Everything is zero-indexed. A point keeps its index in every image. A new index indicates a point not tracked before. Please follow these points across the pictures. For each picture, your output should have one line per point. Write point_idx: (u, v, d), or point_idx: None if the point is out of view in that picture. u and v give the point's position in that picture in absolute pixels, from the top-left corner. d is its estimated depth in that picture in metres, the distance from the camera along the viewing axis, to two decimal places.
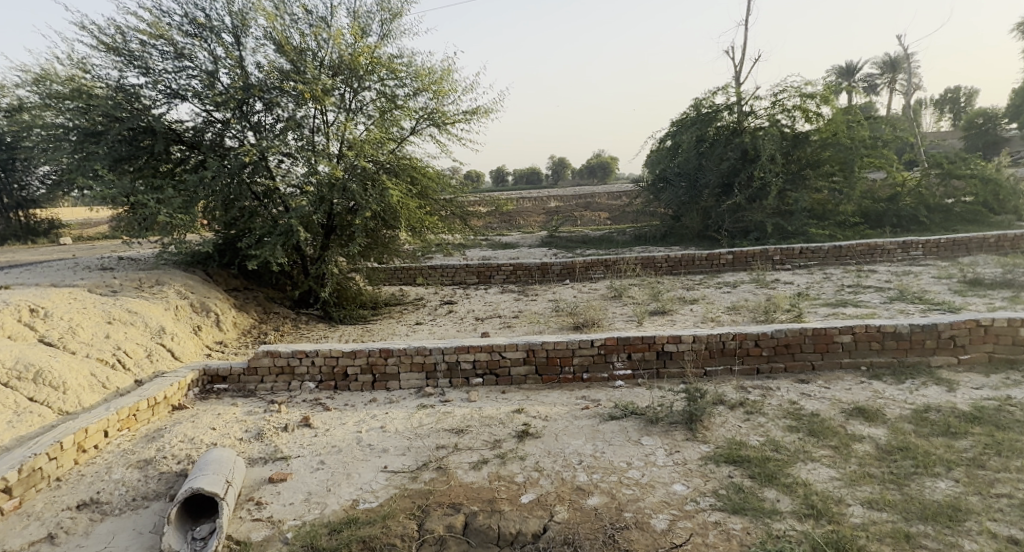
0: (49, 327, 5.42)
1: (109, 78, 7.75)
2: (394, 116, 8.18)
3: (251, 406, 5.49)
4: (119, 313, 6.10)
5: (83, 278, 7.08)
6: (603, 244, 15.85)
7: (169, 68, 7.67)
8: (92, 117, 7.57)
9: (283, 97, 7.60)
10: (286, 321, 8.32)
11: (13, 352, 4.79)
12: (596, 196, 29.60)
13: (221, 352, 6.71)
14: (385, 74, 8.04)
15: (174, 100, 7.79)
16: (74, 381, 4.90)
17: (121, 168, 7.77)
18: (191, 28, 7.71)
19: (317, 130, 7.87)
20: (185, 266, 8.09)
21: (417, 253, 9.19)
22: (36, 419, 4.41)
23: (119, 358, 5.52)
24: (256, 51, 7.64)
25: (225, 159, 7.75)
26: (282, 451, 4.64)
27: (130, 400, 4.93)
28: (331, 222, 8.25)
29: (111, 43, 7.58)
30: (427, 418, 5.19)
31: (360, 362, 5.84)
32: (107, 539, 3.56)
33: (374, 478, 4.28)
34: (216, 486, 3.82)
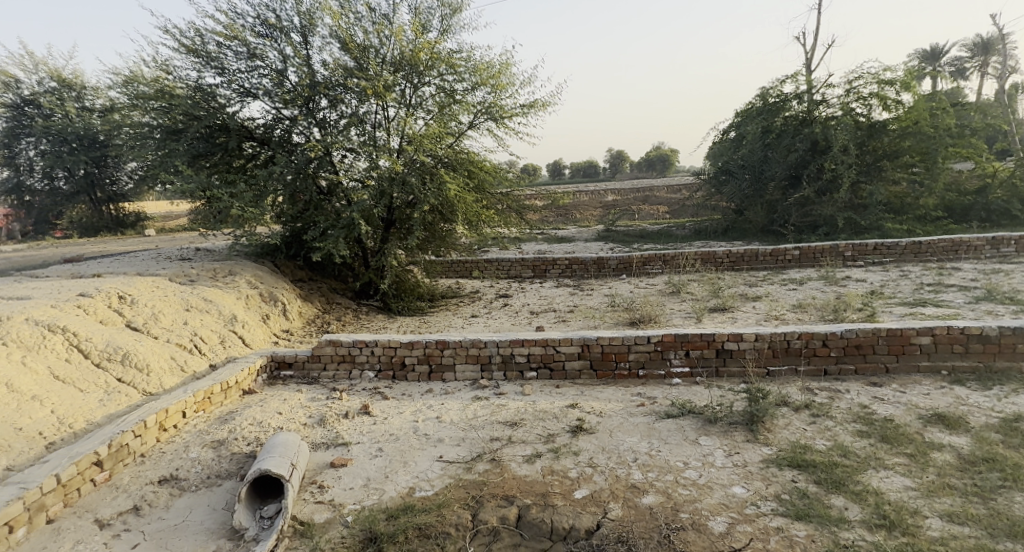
0: (135, 313, 5.77)
1: (188, 79, 8.16)
2: (453, 111, 8.22)
3: (315, 392, 5.69)
4: (196, 301, 6.45)
5: (165, 267, 7.52)
6: (661, 239, 15.55)
7: (243, 67, 8.03)
8: (174, 115, 8.02)
9: (347, 94, 7.81)
10: (348, 312, 8.58)
11: (104, 335, 5.17)
12: (656, 188, 29.02)
13: (288, 340, 7.00)
14: (445, 69, 8.13)
15: (246, 98, 8.14)
16: (157, 364, 5.21)
17: (199, 164, 8.19)
18: (264, 29, 8.03)
19: (378, 126, 8.05)
20: (256, 257, 8.46)
21: (473, 246, 9.26)
22: (123, 398, 4.72)
23: (196, 344, 5.83)
24: (323, 50, 7.87)
25: (294, 156, 8.07)
26: (343, 437, 4.81)
27: (205, 383, 5.22)
28: (391, 215, 8.41)
29: (190, 45, 7.99)
30: (482, 409, 5.23)
31: (417, 353, 5.95)
32: (184, 514, 3.89)
33: (430, 468, 4.40)
34: (281, 468, 4.07)
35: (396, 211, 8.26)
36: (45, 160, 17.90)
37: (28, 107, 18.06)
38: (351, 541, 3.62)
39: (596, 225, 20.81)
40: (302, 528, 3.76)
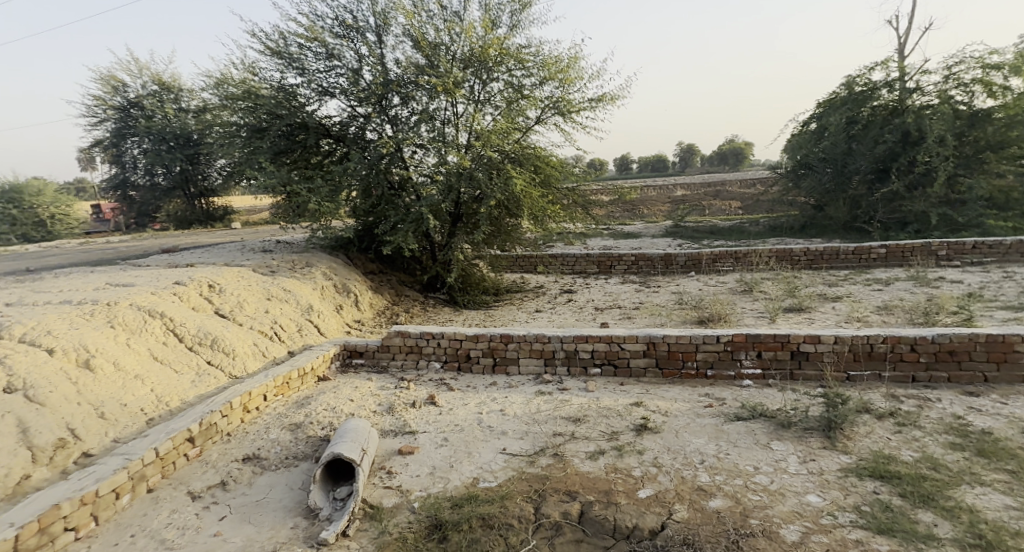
0: (222, 301, 6.15)
1: (272, 80, 8.59)
2: (520, 106, 8.27)
3: (384, 381, 5.88)
4: (277, 291, 6.81)
5: (249, 258, 7.98)
6: (733, 235, 15.04)
7: (322, 67, 8.37)
8: (260, 115, 8.47)
9: (418, 91, 8.00)
10: (416, 304, 8.82)
11: (195, 321, 5.54)
12: (728, 183, 28.04)
13: (360, 330, 7.27)
14: (513, 64, 8.16)
15: (324, 97, 8.48)
16: (241, 349, 5.55)
17: (280, 161, 8.62)
18: (341, 30, 8.34)
19: (447, 122, 8.20)
20: (331, 250, 8.83)
21: (538, 241, 9.30)
22: (212, 380, 5.05)
23: (276, 331, 6.16)
24: (396, 48, 8.09)
25: (367, 152, 8.34)
26: (410, 426, 4.95)
27: (284, 369, 5.50)
28: (458, 210, 8.56)
29: (274, 47, 8.40)
30: (545, 404, 5.25)
31: (482, 346, 6.03)
32: (265, 491, 4.13)
33: (493, 459, 4.46)
34: (353, 453, 4.24)
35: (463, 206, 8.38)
36: (147, 158, 19.28)
37: (133, 109, 19.43)
38: (417, 526, 3.72)
39: (662, 220, 20.35)
40: (372, 511, 3.91)
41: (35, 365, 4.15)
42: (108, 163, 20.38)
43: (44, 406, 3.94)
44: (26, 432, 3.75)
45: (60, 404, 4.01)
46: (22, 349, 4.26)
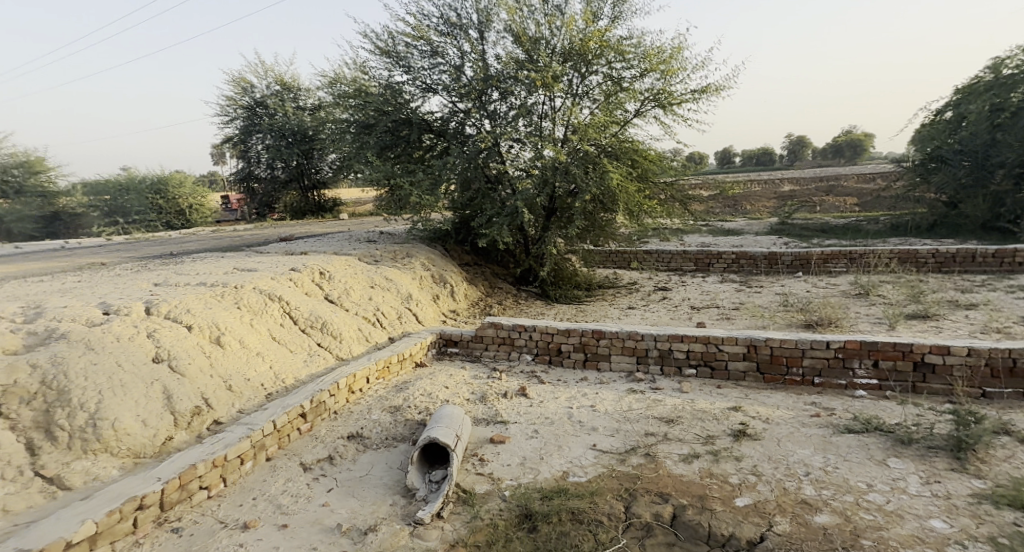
0: (332, 287, 6.56)
1: (381, 78, 9.04)
2: (619, 99, 8.15)
3: (477, 370, 6.04)
4: (380, 279, 7.17)
5: (356, 248, 8.47)
6: (846, 234, 14.03)
7: (426, 65, 8.69)
8: (369, 111, 8.95)
9: (517, 86, 8.09)
10: (509, 297, 8.97)
11: (308, 306, 5.96)
12: (843, 179, 26.15)
13: (455, 320, 7.51)
14: (613, 56, 8.03)
15: (427, 93, 8.81)
16: (347, 333, 5.90)
17: (385, 155, 9.06)
18: (445, 28, 8.62)
19: (545, 117, 8.24)
20: (429, 241, 9.19)
21: (631, 237, 9.15)
22: (322, 361, 5.41)
23: (378, 318, 6.49)
24: (497, 44, 8.24)
25: (466, 146, 8.58)
26: (502, 416, 5.04)
27: (385, 353, 5.78)
28: (553, 204, 8.59)
29: (384, 47, 8.83)
30: (637, 403, 5.16)
31: (573, 341, 6.03)
32: (367, 468, 4.37)
33: (583, 454, 4.44)
34: (447, 438, 4.37)
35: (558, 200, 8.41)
36: (268, 153, 20.85)
37: (259, 108, 20.90)
38: (508, 514, 3.78)
39: (764, 217, 19.27)
40: (465, 496, 4.01)
41: (177, 339, 4.66)
42: (236, 157, 22.22)
43: (184, 376, 4.42)
44: (169, 398, 4.22)
45: (197, 375, 4.48)
46: (167, 324, 4.78)
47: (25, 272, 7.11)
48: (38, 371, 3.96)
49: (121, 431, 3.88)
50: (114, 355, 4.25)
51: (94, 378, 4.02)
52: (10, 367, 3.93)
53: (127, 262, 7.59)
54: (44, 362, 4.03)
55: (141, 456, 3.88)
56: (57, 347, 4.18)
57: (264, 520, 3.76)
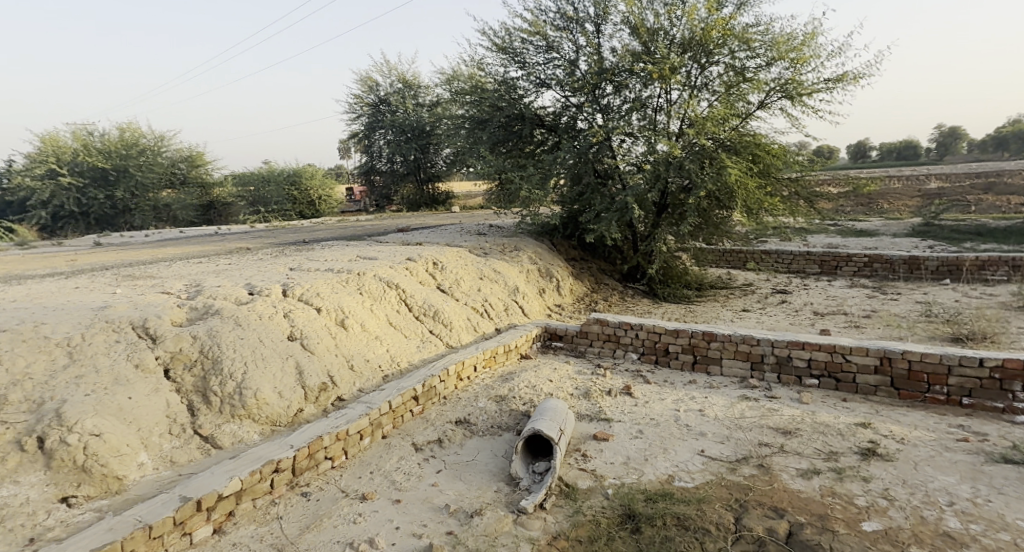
0: (444, 278, 6.84)
1: (496, 74, 9.28)
2: (741, 91, 7.79)
3: (582, 366, 6.04)
4: (489, 272, 7.38)
5: (467, 240, 8.78)
6: (1011, 238, 12.38)
7: (541, 60, 8.85)
8: (484, 107, 9.24)
9: (632, 79, 8.10)
10: (615, 293, 8.88)
11: (422, 294, 6.28)
12: (1010, 176, 23.05)
13: (559, 314, 7.56)
14: (737, 45, 7.72)
15: (541, 88, 8.96)
16: (457, 323, 6.15)
17: (498, 150, 9.36)
18: (562, 22, 8.67)
19: (660, 110, 8.15)
20: (537, 236, 9.36)
21: (749, 235, 8.70)
22: (433, 348, 5.69)
23: (486, 309, 6.70)
24: (613, 37, 8.20)
25: (577, 141, 8.63)
26: (605, 413, 4.99)
27: (492, 343, 5.94)
28: (664, 200, 8.40)
29: (501, 43, 9.04)
30: (751, 411, 4.90)
31: (682, 342, 5.88)
32: (473, 453, 4.50)
33: (691, 460, 4.28)
34: (551, 430, 4.38)
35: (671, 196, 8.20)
36: (389, 148, 22.09)
37: (382, 105, 22.63)
38: (611, 513, 3.72)
39: (904, 217, 17.43)
40: (567, 490, 4.01)
41: (309, 320, 5.09)
42: (361, 152, 23.81)
43: (314, 353, 4.82)
44: (302, 373, 4.61)
45: (324, 353, 4.88)
46: (301, 306, 5.23)
47: (189, 254, 8.08)
48: (197, 342, 4.46)
49: (262, 400, 4.29)
50: (257, 331, 4.71)
51: (241, 350, 4.48)
52: (175, 336, 4.44)
53: (269, 247, 8.43)
54: (202, 333, 4.52)
55: (276, 424, 4.27)
56: (212, 322, 4.68)
57: (379, 493, 3.98)
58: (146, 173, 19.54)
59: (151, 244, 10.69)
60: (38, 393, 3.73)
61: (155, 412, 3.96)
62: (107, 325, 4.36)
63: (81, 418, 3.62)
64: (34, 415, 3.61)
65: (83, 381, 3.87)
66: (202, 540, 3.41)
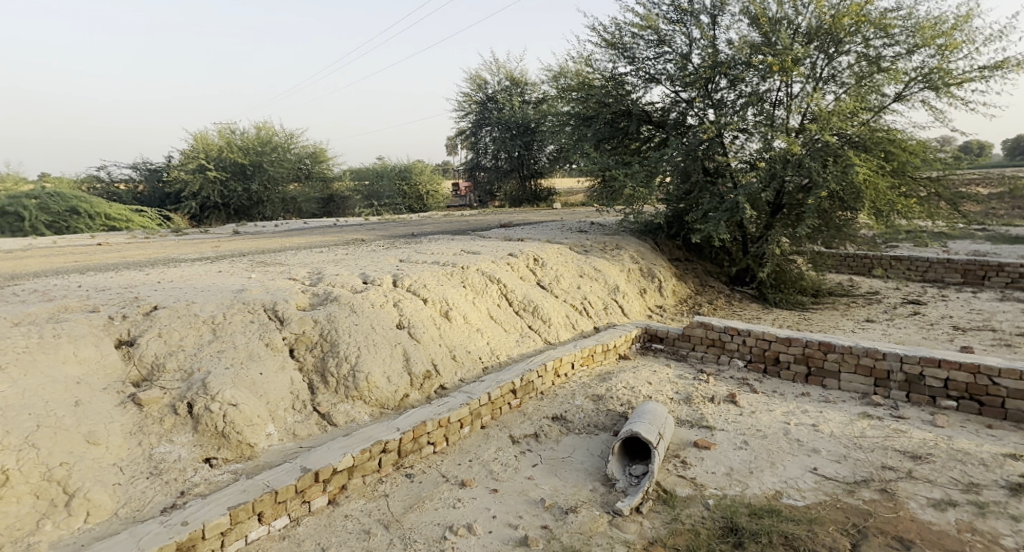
0: (544, 274, 6.91)
1: (604, 69, 9.22)
2: (875, 82, 7.37)
3: (682, 370, 5.87)
4: (589, 270, 7.37)
5: (569, 237, 8.82)
6: None
7: (651, 54, 8.74)
8: (590, 104, 9.27)
9: (749, 72, 7.64)
10: (721, 297, 8.56)
11: (523, 290, 6.39)
12: None
13: (661, 316, 7.42)
14: (873, 32, 7.33)
15: (649, 84, 8.87)
16: (556, 320, 6.22)
17: (603, 147, 9.42)
18: (675, 15, 8.53)
19: (779, 104, 7.71)
20: (640, 234, 9.26)
21: (877, 240, 8.02)
22: (532, 343, 5.78)
23: (585, 307, 6.71)
24: (730, 28, 7.98)
25: (686, 137, 8.41)
26: (707, 421, 4.81)
27: (590, 342, 5.93)
28: (780, 200, 8.02)
29: (610, 39, 9.00)
30: (873, 430, 4.52)
31: (794, 352, 5.55)
32: (569, 450, 4.50)
33: (801, 477, 4.02)
34: (650, 435, 4.26)
35: (787, 196, 7.84)
36: (495, 145, 22.62)
37: (490, 103, 23.20)
38: (711, 524, 3.58)
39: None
40: (665, 496, 3.90)
41: (416, 310, 5.34)
42: (467, 149, 24.64)
43: (419, 342, 5.05)
44: (408, 360, 4.85)
45: (429, 342, 5.10)
46: (409, 296, 5.49)
47: (312, 243, 8.76)
48: (318, 325, 4.82)
49: (372, 383, 4.56)
50: (370, 318, 5.00)
51: (355, 335, 4.78)
52: (299, 319, 4.83)
53: (381, 239, 8.97)
54: (322, 318, 4.87)
55: (384, 407, 4.52)
56: (331, 308, 5.03)
57: (477, 481, 4.09)
58: (276, 167, 21.14)
59: (280, 233, 11.71)
60: (188, 363, 4.21)
61: (282, 388, 4.32)
62: (244, 306, 4.82)
63: (222, 388, 4.03)
64: (185, 383, 4.08)
65: (224, 354, 4.32)
66: (318, 509, 3.68)
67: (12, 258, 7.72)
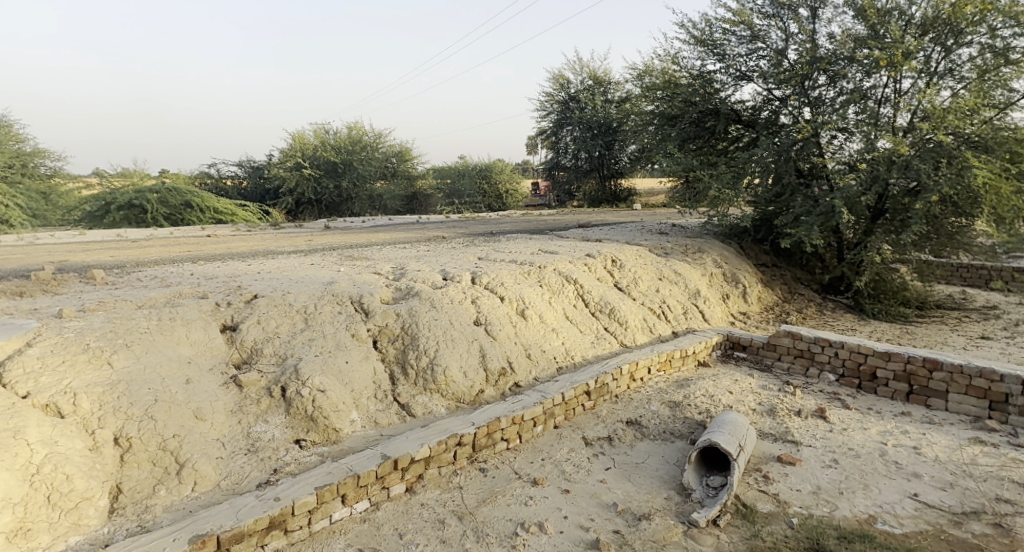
0: (622, 276, 6.84)
1: (692, 67, 9.13)
2: (1001, 76, 6.81)
3: (767, 381, 5.63)
4: (669, 273, 7.20)
5: (648, 238, 8.67)
6: None
7: (743, 51, 8.43)
8: (676, 103, 9.19)
9: (853, 68, 7.29)
10: (811, 306, 8.14)
11: (600, 291, 6.35)
12: None
13: (744, 323, 7.13)
14: (1001, 21, 6.78)
15: (740, 81, 8.62)
16: (633, 323, 6.13)
17: (687, 147, 9.27)
18: (771, 9, 8.27)
19: (885, 101, 7.27)
20: (724, 238, 8.97)
21: (996, 249, 7.31)
22: (608, 346, 5.73)
23: (664, 310, 6.57)
24: (833, 21, 7.64)
25: (778, 137, 8.11)
26: (793, 435, 4.57)
27: (668, 347, 5.80)
28: (882, 205, 7.52)
29: (699, 36, 8.78)
30: (985, 458, 4.13)
31: (894, 368, 5.19)
32: (644, 456, 4.42)
33: (899, 502, 3.73)
34: (730, 446, 4.09)
35: (891, 199, 7.30)
36: (576, 144, 22.52)
37: (572, 103, 23.09)
38: (795, 544, 3.39)
39: None
40: (745, 511, 3.73)
41: (493, 308, 5.42)
42: (547, 149, 24.70)
43: (496, 339, 5.13)
44: (485, 356, 4.94)
45: (505, 340, 5.16)
46: (486, 293, 5.59)
47: (398, 239, 9.11)
48: (400, 319, 4.99)
49: (450, 378, 4.67)
50: (449, 314, 5.13)
51: (434, 330, 4.91)
52: (383, 311, 5.03)
53: (463, 237, 9.20)
54: (405, 312, 5.05)
55: (460, 401, 4.62)
56: (412, 302, 5.20)
57: (549, 480, 4.09)
58: (366, 165, 22.14)
59: (368, 229, 12.26)
60: (283, 349, 4.49)
61: (366, 377, 4.52)
62: (334, 298, 5.08)
63: (312, 374, 4.26)
64: (279, 368, 4.35)
65: (314, 343, 4.57)
66: (396, 495, 3.81)
67: (141, 247, 8.56)
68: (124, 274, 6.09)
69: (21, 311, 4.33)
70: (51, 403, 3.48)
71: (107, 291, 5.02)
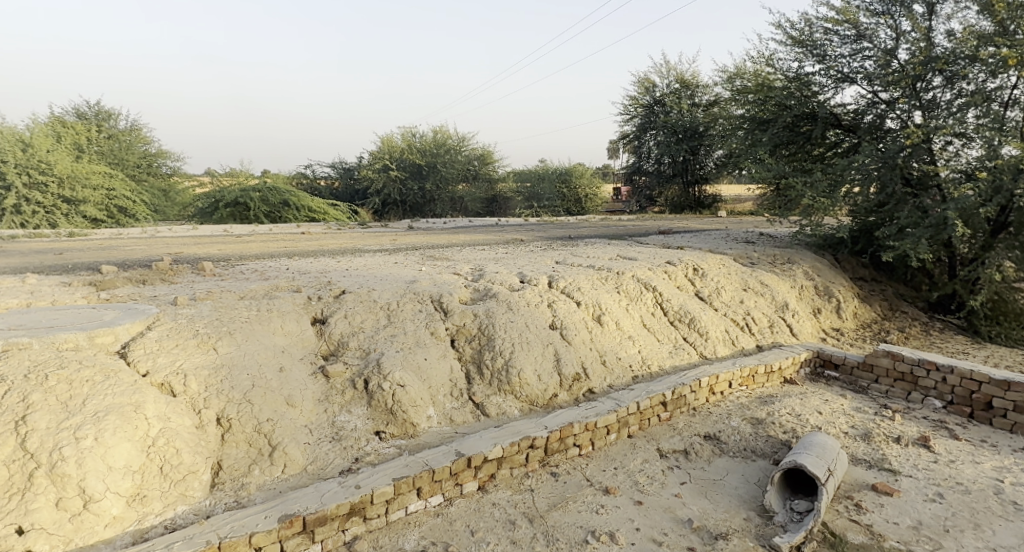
0: (703, 285, 6.63)
1: (788, 69, 8.73)
2: None
3: (862, 403, 5.27)
4: (754, 284, 6.91)
5: (732, 247, 8.35)
6: None
7: (846, 51, 7.96)
8: (769, 107, 8.83)
9: (975, 68, 6.81)
10: (916, 324, 7.53)
11: (680, 300, 6.19)
12: None
13: (837, 340, 6.71)
14: None
15: (842, 84, 8.14)
16: (714, 334, 5.93)
17: (779, 152, 8.88)
18: (880, 6, 7.78)
19: (1012, 104, 6.72)
20: (816, 249, 8.50)
21: None
22: (687, 356, 5.58)
23: (748, 322, 6.31)
24: (953, 18, 7.08)
25: (883, 143, 7.62)
26: (891, 463, 4.23)
27: (751, 361, 5.56)
28: (1004, 217, 6.99)
29: (798, 36, 8.40)
30: None
31: (1013, 399, 4.72)
32: (722, 473, 4.24)
33: (1016, 547, 3.36)
34: (817, 469, 3.84)
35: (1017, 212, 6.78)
36: (659, 149, 22.04)
37: (657, 107, 22.60)
38: None
39: None
40: (833, 540, 3.50)
41: (569, 312, 5.41)
42: (629, 153, 24.34)
43: (571, 344, 5.11)
44: (559, 360, 4.93)
45: (580, 345, 5.14)
46: (562, 298, 5.58)
47: (479, 241, 9.27)
48: (477, 319, 5.08)
49: (524, 380, 4.69)
50: (526, 317, 5.16)
51: (510, 332, 4.96)
52: (461, 312, 5.14)
53: (542, 240, 9.25)
54: (482, 313, 5.13)
55: (534, 403, 4.63)
56: (490, 303, 5.28)
57: (621, 490, 4.01)
58: (449, 168, 22.73)
59: (450, 231, 12.56)
60: (366, 343, 4.69)
61: (443, 375, 4.62)
62: (415, 296, 5.24)
63: (392, 369, 4.41)
64: (363, 361, 4.55)
65: (395, 339, 4.74)
66: (469, 493, 3.87)
67: (246, 243, 9.22)
68: (230, 267, 6.57)
69: (144, 298, 4.78)
70: (166, 382, 3.82)
71: (216, 282, 5.45)
